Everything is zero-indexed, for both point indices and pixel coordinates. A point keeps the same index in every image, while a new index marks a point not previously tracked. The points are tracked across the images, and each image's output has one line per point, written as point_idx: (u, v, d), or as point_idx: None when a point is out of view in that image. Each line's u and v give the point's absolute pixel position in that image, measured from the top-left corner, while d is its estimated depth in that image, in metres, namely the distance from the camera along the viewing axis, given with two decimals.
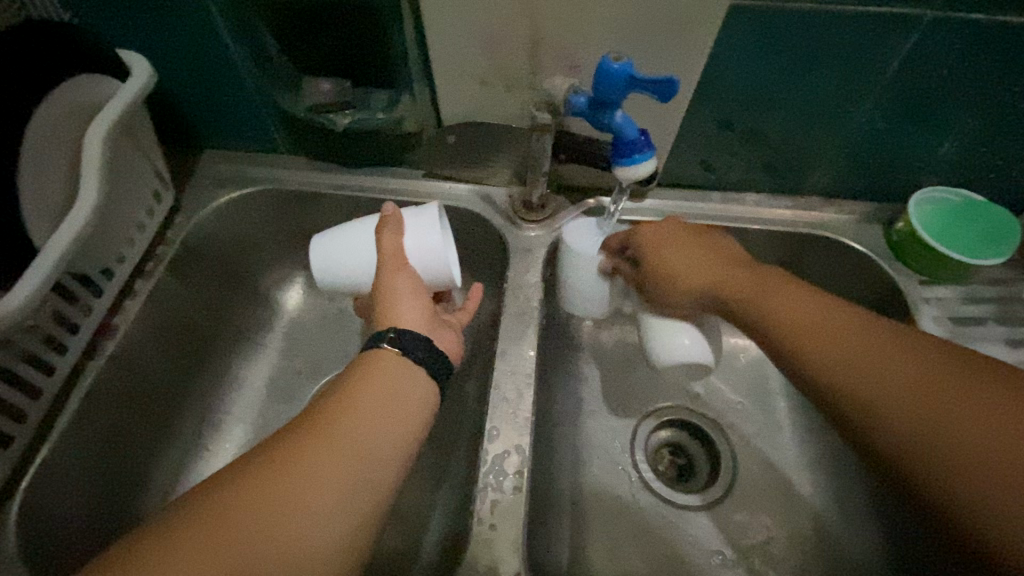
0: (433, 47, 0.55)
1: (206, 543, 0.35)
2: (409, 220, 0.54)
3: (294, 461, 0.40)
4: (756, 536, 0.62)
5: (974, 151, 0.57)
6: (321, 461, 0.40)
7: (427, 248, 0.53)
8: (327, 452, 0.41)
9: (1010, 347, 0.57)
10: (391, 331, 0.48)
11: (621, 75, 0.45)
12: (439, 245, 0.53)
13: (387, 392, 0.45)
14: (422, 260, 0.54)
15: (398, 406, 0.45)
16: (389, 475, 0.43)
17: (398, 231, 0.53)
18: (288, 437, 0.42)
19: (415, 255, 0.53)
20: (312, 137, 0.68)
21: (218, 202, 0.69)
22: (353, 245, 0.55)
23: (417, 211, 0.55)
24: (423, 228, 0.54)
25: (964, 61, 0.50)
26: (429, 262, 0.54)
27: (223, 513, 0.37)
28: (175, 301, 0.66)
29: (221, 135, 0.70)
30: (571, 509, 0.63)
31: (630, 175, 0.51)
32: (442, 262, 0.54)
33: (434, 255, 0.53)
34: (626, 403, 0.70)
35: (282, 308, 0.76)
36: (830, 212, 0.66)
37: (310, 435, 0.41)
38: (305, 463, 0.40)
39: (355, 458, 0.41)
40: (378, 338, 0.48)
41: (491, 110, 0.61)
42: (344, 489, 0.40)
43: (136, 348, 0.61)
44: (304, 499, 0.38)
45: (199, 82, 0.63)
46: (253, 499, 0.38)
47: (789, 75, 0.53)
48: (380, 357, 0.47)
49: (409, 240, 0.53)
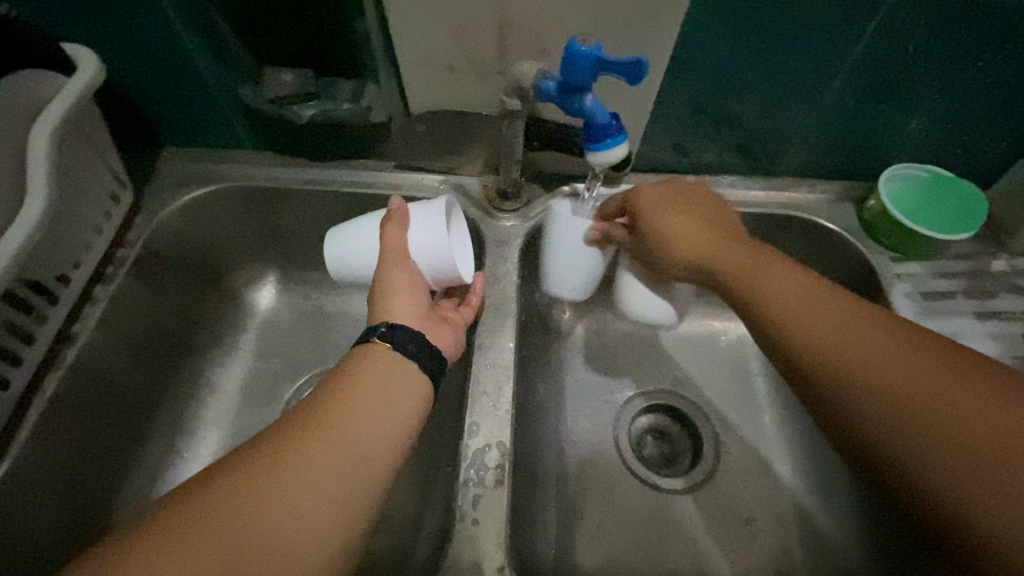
0: (397, 35, 0.54)
1: (179, 544, 0.34)
2: (417, 214, 0.52)
3: (274, 469, 0.38)
4: (736, 514, 0.63)
5: (939, 128, 0.58)
6: (304, 472, 0.38)
7: (432, 245, 0.51)
8: (314, 462, 0.39)
9: (981, 319, 0.58)
10: (382, 326, 0.48)
11: (588, 58, 0.44)
12: (445, 242, 0.51)
13: (377, 394, 0.44)
14: (430, 259, 0.52)
15: (388, 408, 0.43)
16: (381, 468, 0.41)
17: (403, 226, 0.52)
18: (267, 441, 0.40)
19: (423, 251, 0.52)
20: (279, 131, 0.66)
21: (181, 200, 0.66)
22: (362, 239, 0.53)
23: (424, 205, 0.53)
24: (430, 223, 0.52)
25: (926, 39, 0.50)
26: (436, 261, 0.52)
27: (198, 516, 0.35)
28: (140, 304, 0.63)
29: (182, 129, 0.67)
30: (556, 501, 0.62)
31: (604, 160, 0.50)
32: (447, 261, 0.52)
33: (440, 251, 0.51)
34: (606, 390, 0.70)
35: (255, 307, 0.74)
36: (802, 192, 0.66)
37: (292, 440, 0.40)
38: (290, 472, 0.38)
39: (341, 466, 0.40)
40: (369, 334, 0.47)
41: (463, 99, 0.59)
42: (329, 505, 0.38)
43: (100, 355, 0.59)
44: (291, 494, 0.37)
45: (156, 75, 0.60)
46: (236, 514, 0.36)
47: (757, 57, 0.53)
48: (372, 354, 0.46)
49: (416, 236, 0.52)
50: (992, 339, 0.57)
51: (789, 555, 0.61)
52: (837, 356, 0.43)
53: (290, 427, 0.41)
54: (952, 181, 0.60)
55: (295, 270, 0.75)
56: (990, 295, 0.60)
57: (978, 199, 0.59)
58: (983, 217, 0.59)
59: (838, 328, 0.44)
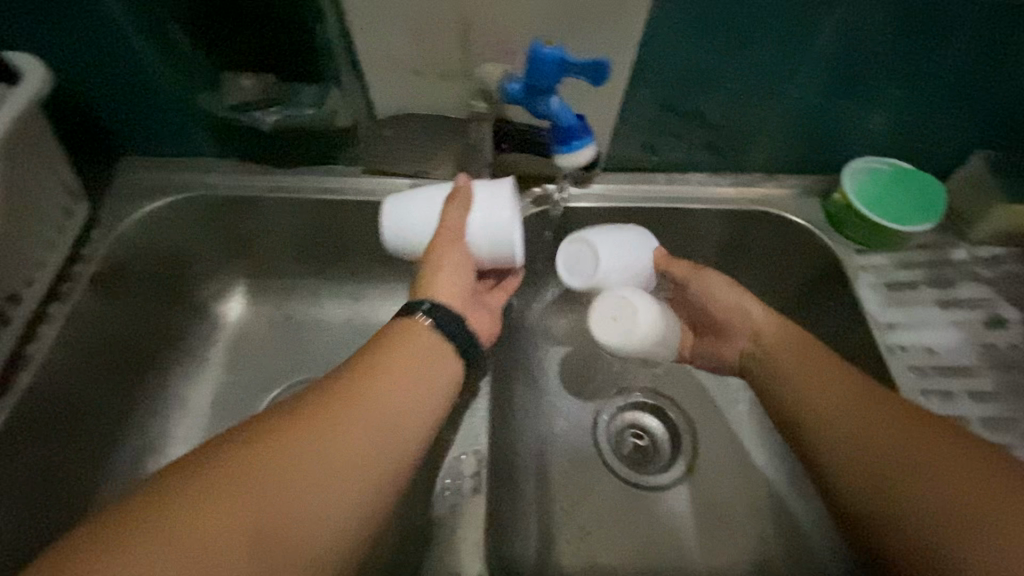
0: (358, 37, 0.52)
1: (224, 504, 0.35)
2: (480, 193, 0.51)
3: (317, 441, 0.40)
4: (713, 506, 0.64)
5: (898, 121, 0.59)
6: (337, 452, 0.40)
7: (495, 225, 0.50)
8: (349, 440, 0.41)
9: (943, 308, 0.60)
10: (426, 302, 0.50)
11: (551, 61, 0.44)
12: (509, 225, 0.50)
13: (406, 374, 0.46)
14: (486, 240, 0.51)
15: (418, 388, 0.46)
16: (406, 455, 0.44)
17: (466, 204, 0.51)
18: (294, 418, 0.41)
19: (479, 232, 0.51)
20: (241, 137, 0.64)
21: (140, 213, 0.64)
22: (422, 213, 0.52)
23: (489, 184, 0.51)
24: (495, 203, 0.51)
25: (881, 36, 0.52)
26: (493, 243, 0.51)
27: (244, 478, 0.36)
28: (102, 322, 0.61)
29: (138, 137, 0.65)
30: (536, 504, 0.62)
31: (571, 162, 0.51)
32: (508, 244, 0.51)
33: (503, 233, 0.50)
34: (584, 390, 0.70)
35: (223, 318, 0.73)
36: (770, 187, 0.67)
37: (323, 416, 0.41)
38: (326, 449, 0.40)
39: (384, 442, 0.42)
40: (413, 308, 0.50)
41: (429, 101, 0.58)
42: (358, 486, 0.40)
43: (60, 375, 0.57)
44: (330, 469, 0.39)
45: (109, 82, 0.58)
46: (283, 480, 0.37)
47: (719, 55, 0.53)
48: (414, 327, 0.49)
49: (474, 216, 0.50)
50: (954, 327, 0.59)
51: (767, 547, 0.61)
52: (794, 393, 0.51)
53: (318, 405, 0.42)
54: (920, 177, 0.61)
55: (264, 279, 0.73)
56: (952, 283, 0.61)
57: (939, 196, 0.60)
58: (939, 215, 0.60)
59: (829, 384, 0.49)
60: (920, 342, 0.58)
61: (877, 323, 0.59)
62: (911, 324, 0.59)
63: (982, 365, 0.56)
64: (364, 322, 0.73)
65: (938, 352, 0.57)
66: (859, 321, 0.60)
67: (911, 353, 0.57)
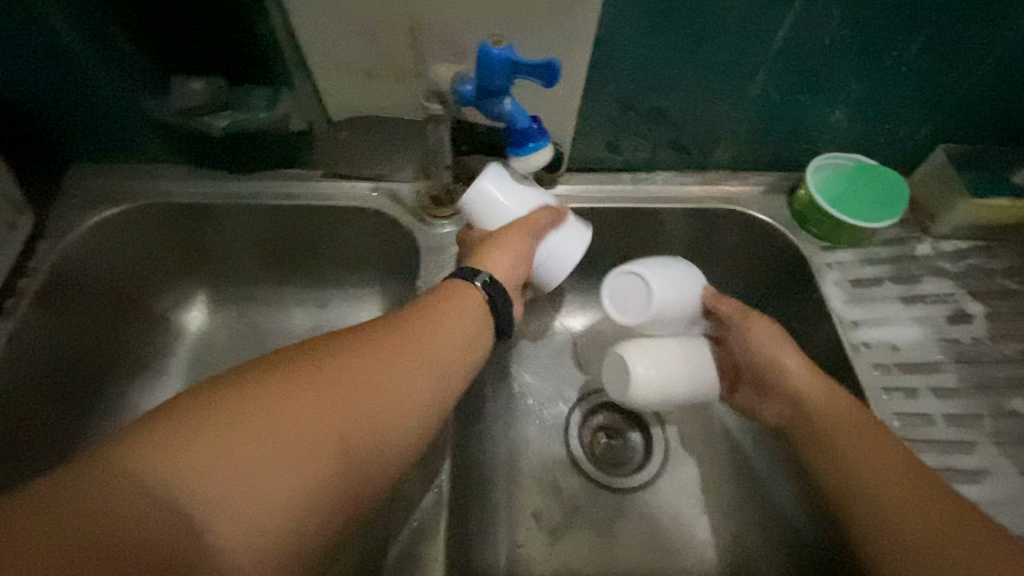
0: (306, 40, 0.51)
1: (275, 427, 0.34)
2: (567, 222, 0.54)
3: (363, 381, 0.39)
4: (682, 505, 0.63)
5: (859, 118, 0.59)
6: (379, 400, 0.39)
7: (563, 255, 0.53)
8: (381, 394, 0.40)
9: (907, 304, 0.60)
10: (485, 273, 0.50)
11: (502, 62, 0.43)
12: (575, 261, 0.53)
13: (447, 332, 0.46)
14: (547, 259, 0.53)
15: (452, 354, 0.45)
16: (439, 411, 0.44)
17: (552, 220, 0.52)
18: (336, 356, 0.40)
19: (544, 250, 0.53)
20: (194, 143, 0.62)
21: (89, 222, 0.62)
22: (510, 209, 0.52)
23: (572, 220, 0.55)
24: (574, 236, 0.53)
25: (836, 32, 0.51)
26: (552, 266, 0.54)
27: (296, 404, 0.36)
28: (54, 337, 0.59)
29: (86, 144, 0.62)
30: (507, 511, 0.62)
31: (528, 165, 0.50)
32: (556, 274, 0.54)
33: (566, 261, 0.53)
34: (554, 392, 0.69)
35: (185, 329, 0.70)
36: (736, 185, 0.66)
37: (359, 359, 0.41)
38: (362, 394, 0.39)
39: (424, 393, 0.42)
40: (469, 274, 0.50)
41: (384, 104, 0.57)
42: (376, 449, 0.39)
43: (7, 394, 0.54)
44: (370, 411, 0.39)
45: (50, 89, 0.56)
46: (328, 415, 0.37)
47: (675, 54, 0.52)
48: (460, 287, 0.49)
49: (560, 242, 0.53)
50: (917, 323, 0.59)
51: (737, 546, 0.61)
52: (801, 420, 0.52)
53: (358, 348, 0.41)
54: (883, 173, 0.61)
55: (227, 288, 0.71)
56: (916, 278, 0.61)
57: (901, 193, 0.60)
58: (899, 212, 0.59)
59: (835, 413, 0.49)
60: (884, 339, 0.58)
61: (842, 320, 0.59)
62: (876, 320, 0.59)
63: (946, 361, 0.56)
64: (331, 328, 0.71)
65: (902, 349, 0.57)
66: (824, 318, 0.60)
67: (875, 350, 0.57)
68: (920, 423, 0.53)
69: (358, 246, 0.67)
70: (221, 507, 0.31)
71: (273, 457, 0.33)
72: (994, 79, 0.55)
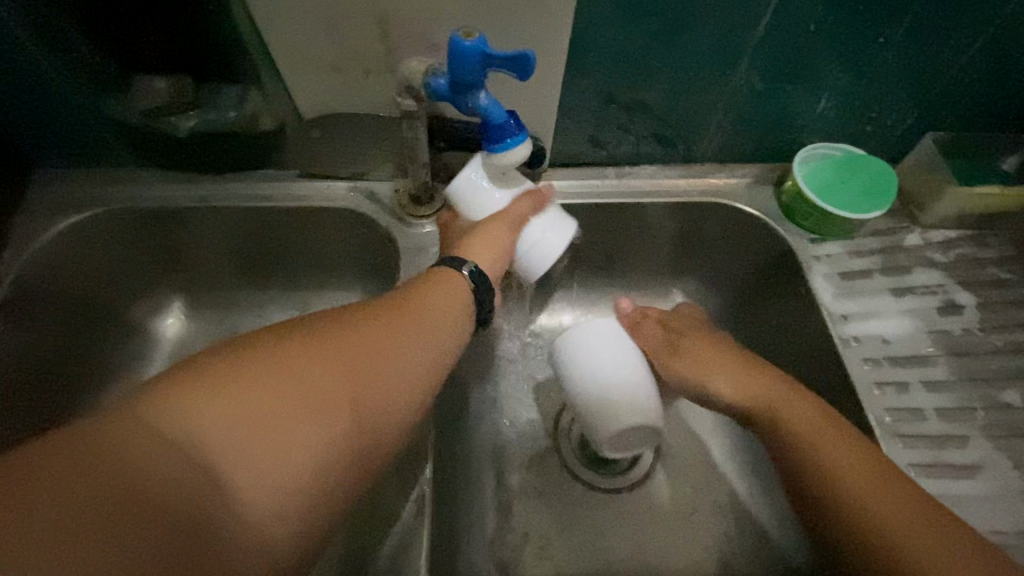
0: (270, 35, 0.49)
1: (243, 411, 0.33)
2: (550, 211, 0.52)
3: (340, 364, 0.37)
4: (674, 505, 0.62)
5: (845, 106, 0.58)
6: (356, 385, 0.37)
7: (544, 248, 0.51)
8: (381, 366, 0.39)
9: (896, 296, 0.59)
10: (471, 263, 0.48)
11: (473, 54, 0.41)
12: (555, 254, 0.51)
13: (428, 319, 0.44)
14: (529, 241, 0.51)
15: (450, 332, 0.44)
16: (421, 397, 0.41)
17: (536, 208, 0.51)
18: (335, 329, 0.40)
19: (527, 241, 0.51)
20: (161, 145, 0.60)
21: (55, 229, 0.60)
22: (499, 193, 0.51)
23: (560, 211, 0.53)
24: (558, 226, 0.52)
25: (819, 19, 0.50)
26: (538, 248, 0.51)
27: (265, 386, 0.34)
28: (19, 349, 0.57)
29: (50, 148, 0.60)
30: (495, 516, 0.60)
31: (505, 161, 0.48)
32: (536, 266, 0.52)
33: (545, 254, 0.51)
34: (541, 392, 0.67)
35: (162, 336, 0.68)
36: (721, 177, 0.65)
37: (359, 333, 0.40)
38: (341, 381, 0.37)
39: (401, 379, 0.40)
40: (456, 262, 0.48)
41: (357, 100, 0.55)
42: (376, 423, 0.38)
43: None
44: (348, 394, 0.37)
45: (7, 92, 0.54)
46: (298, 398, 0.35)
47: (655, 43, 0.51)
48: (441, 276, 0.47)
49: (544, 224, 0.51)
50: (907, 315, 0.58)
51: (729, 546, 0.60)
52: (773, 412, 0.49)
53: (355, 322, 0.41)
54: (874, 163, 0.60)
55: (204, 294, 0.69)
56: (905, 269, 0.60)
57: (888, 179, 0.59)
58: (886, 206, 0.58)
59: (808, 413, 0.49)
60: (874, 333, 0.57)
61: (831, 314, 0.58)
62: (865, 314, 0.58)
63: (938, 353, 0.55)
64: None
65: (892, 342, 0.56)
66: (814, 312, 0.59)
67: (865, 344, 0.56)
68: (911, 417, 0.52)
69: (337, 246, 0.65)
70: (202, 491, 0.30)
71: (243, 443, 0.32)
72: (981, 64, 0.54)
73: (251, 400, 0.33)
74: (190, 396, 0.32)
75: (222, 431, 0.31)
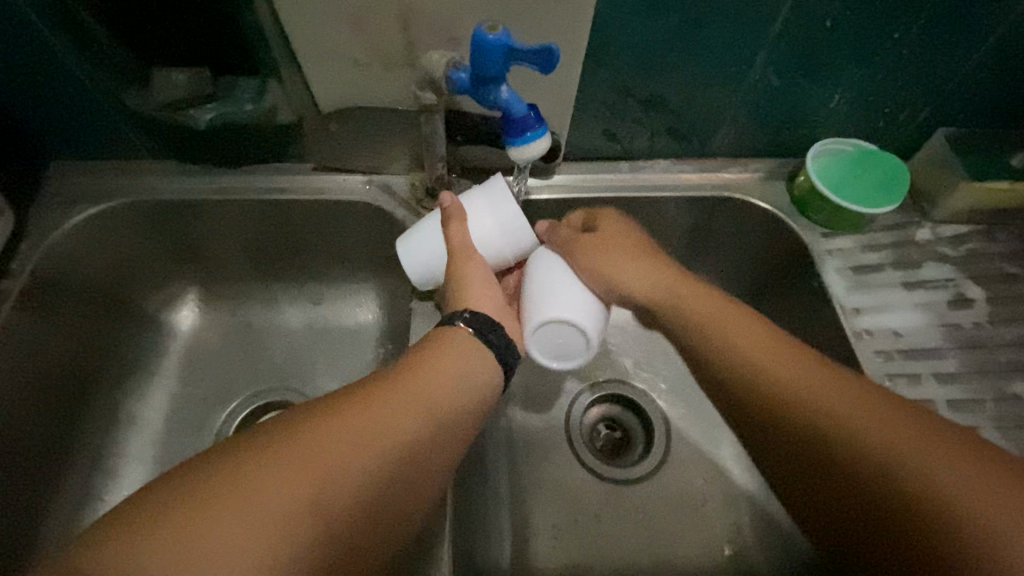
0: (292, 28, 0.49)
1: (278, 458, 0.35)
2: (469, 206, 0.50)
3: (366, 408, 0.40)
4: (685, 497, 0.63)
5: (859, 102, 0.58)
6: (380, 428, 0.39)
7: (501, 231, 0.50)
8: (404, 407, 0.41)
9: (908, 289, 0.59)
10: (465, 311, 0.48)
11: (497, 47, 0.41)
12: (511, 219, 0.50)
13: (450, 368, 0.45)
14: (501, 234, 0.50)
15: (467, 387, 0.45)
16: (439, 436, 0.42)
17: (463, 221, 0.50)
18: (339, 406, 0.39)
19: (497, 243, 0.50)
20: (178, 139, 0.61)
21: (74, 220, 0.60)
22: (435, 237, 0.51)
23: (478, 190, 0.51)
24: (486, 212, 0.50)
25: (836, 16, 0.50)
26: (509, 229, 0.50)
27: (297, 434, 0.37)
28: (40, 341, 0.57)
29: (68, 141, 0.61)
30: (510, 505, 0.61)
31: (525, 155, 0.48)
32: (515, 239, 0.50)
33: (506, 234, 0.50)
34: (553, 383, 0.68)
35: (175, 330, 0.69)
36: (734, 172, 0.65)
37: (359, 405, 0.40)
38: (365, 425, 0.39)
39: (423, 417, 0.42)
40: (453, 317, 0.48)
41: (374, 94, 0.55)
42: (388, 498, 0.38)
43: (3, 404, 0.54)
44: (371, 432, 0.39)
45: (27, 83, 0.54)
46: (323, 439, 0.37)
47: (674, 38, 0.51)
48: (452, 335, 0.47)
49: (485, 216, 0.50)
50: (919, 309, 0.58)
51: (739, 535, 0.61)
52: (789, 399, 0.43)
53: (358, 399, 0.40)
54: (888, 159, 0.60)
55: (217, 286, 0.70)
56: (916, 263, 0.61)
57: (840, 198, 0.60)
58: (892, 207, 0.59)
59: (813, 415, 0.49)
60: (887, 326, 0.57)
61: (843, 308, 0.58)
62: (877, 308, 0.58)
63: (949, 347, 0.56)
64: (327, 325, 0.70)
65: (904, 336, 0.57)
66: (825, 305, 0.60)
67: (877, 337, 0.57)
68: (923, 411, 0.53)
69: (351, 240, 0.65)
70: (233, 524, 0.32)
71: (273, 480, 0.34)
72: (995, 62, 0.54)
73: (270, 469, 0.34)
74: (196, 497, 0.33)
75: (235, 517, 0.32)
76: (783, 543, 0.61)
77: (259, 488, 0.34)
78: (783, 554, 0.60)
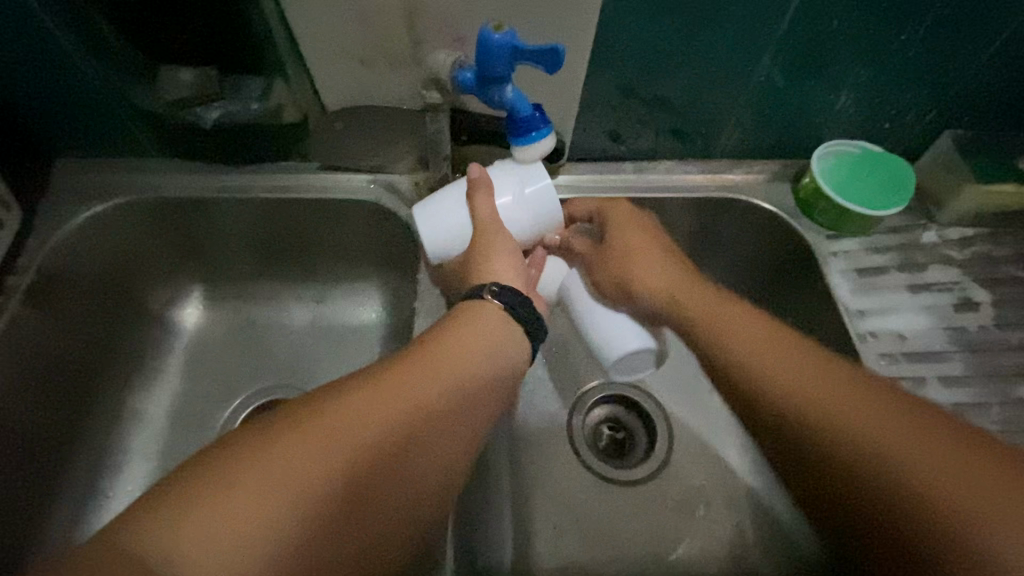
0: (299, 28, 0.49)
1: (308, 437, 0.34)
2: (499, 180, 0.49)
3: (392, 389, 0.40)
4: (686, 497, 0.63)
5: (864, 104, 0.58)
6: (410, 413, 0.39)
7: (531, 206, 0.49)
8: (428, 394, 0.41)
9: (913, 292, 0.59)
10: (492, 285, 0.48)
11: (503, 48, 0.41)
12: (540, 195, 0.49)
13: (480, 353, 0.45)
14: (530, 209, 0.50)
15: (492, 374, 0.45)
16: (457, 431, 0.43)
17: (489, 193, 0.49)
18: (355, 397, 0.38)
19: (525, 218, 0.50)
20: (186, 138, 0.61)
21: (82, 216, 0.60)
22: (455, 208, 0.50)
23: (506, 163, 0.50)
24: (514, 185, 0.49)
25: (842, 18, 0.50)
26: (537, 205, 0.50)
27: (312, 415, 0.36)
28: (45, 336, 0.57)
29: (75, 138, 0.61)
30: (511, 504, 0.61)
31: (530, 154, 0.49)
32: (545, 214, 0.50)
33: (534, 210, 0.50)
34: (557, 382, 0.68)
35: (180, 326, 0.69)
36: (739, 173, 0.65)
37: (385, 389, 0.40)
38: (392, 410, 0.38)
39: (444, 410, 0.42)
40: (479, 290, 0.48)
41: (381, 92, 0.55)
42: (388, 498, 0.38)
43: (10, 400, 0.54)
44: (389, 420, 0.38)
45: (36, 81, 0.55)
46: (354, 424, 0.36)
47: (679, 38, 0.51)
48: (483, 312, 0.48)
49: (512, 190, 0.49)
50: (924, 311, 0.58)
51: (740, 537, 0.61)
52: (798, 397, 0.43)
53: (374, 388, 0.39)
54: (894, 161, 0.60)
55: (222, 283, 0.70)
56: (921, 266, 0.61)
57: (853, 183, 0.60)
58: (896, 209, 0.59)
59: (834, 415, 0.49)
60: (892, 329, 0.57)
61: (848, 309, 0.58)
62: (882, 310, 0.58)
63: (952, 350, 0.56)
64: (331, 322, 0.70)
65: (909, 339, 0.57)
66: (829, 307, 0.60)
67: (882, 339, 0.57)
68: None
69: (356, 238, 0.65)
70: (268, 495, 0.31)
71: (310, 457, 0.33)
72: (1002, 64, 0.54)
73: (303, 453, 0.33)
74: (215, 483, 0.31)
75: (272, 490, 0.31)
76: (785, 544, 0.60)
77: (293, 466, 0.33)
78: (784, 556, 0.60)
